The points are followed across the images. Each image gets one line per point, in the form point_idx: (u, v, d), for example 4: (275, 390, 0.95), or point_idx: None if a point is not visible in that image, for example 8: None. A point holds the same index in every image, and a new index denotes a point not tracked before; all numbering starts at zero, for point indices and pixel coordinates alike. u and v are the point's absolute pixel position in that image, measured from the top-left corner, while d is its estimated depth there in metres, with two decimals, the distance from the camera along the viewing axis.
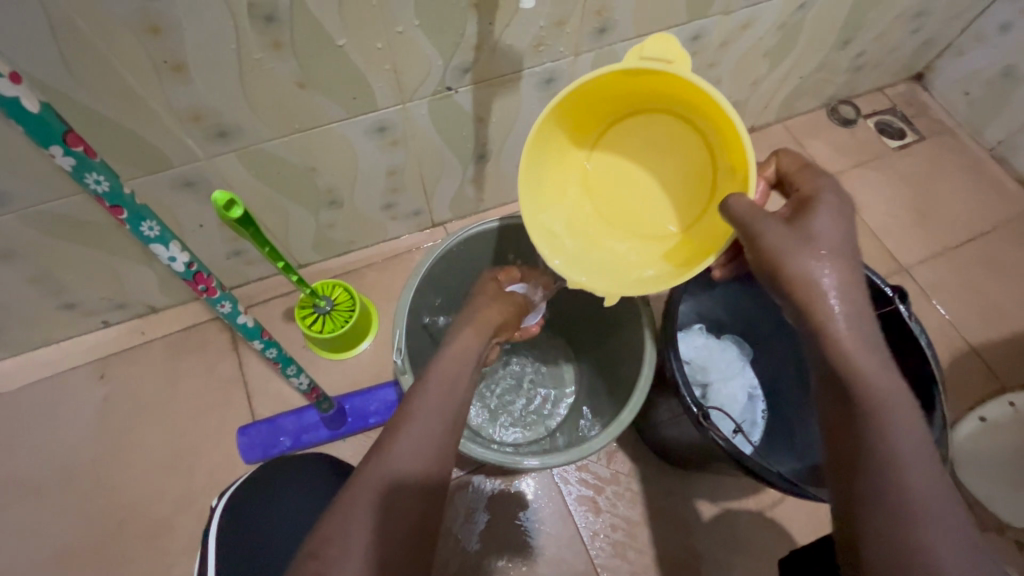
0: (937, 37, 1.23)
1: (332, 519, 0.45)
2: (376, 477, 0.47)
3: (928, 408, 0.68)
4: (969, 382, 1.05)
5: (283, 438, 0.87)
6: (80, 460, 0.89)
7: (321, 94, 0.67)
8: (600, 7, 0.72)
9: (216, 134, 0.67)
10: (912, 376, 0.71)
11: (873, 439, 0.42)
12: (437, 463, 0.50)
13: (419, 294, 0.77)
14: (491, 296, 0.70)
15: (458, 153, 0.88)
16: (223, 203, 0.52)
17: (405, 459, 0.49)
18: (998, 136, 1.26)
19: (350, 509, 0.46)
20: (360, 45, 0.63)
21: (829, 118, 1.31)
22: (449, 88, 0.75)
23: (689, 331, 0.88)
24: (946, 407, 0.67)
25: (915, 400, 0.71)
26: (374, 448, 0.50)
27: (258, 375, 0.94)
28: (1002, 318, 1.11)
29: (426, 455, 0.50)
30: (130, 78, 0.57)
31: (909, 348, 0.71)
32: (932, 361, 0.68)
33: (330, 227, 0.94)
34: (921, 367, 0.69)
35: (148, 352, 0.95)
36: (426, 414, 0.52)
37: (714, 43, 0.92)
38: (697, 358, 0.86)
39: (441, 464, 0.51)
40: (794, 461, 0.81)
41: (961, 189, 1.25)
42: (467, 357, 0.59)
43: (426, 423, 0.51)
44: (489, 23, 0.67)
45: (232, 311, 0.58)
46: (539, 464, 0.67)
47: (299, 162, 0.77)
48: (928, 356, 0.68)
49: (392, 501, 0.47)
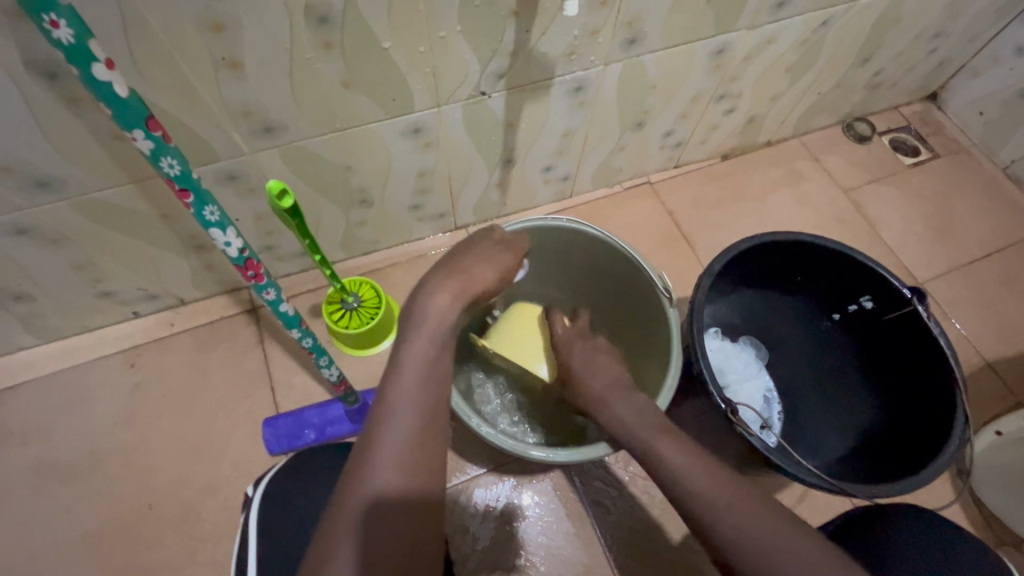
0: (953, 57, 1.26)
1: (317, 543, 0.45)
2: (354, 493, 0.47)
3: (952, 407, 0.68)
4: (984, 397, 1.05)
5: (308, 430, 0.89)
6: (107, 446, 0.90)
7: (363, 94, 0.70)
8: (632, 17, 0.75)
9: (262, 130, 0.70)
10: (932, 374, 0.72)
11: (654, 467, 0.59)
12: (425, 463, 0.50)
13: None
14: (484, 248, 0.65)
15: (487, 156, 0.91)
16: (276, 192, 0.53)
17: (385, 467, 0.48)
18: (1012, 156, 1.28)
19: (331, 529, 0.45)
20: (404, 48, 0.66)
21: (845, 134, 1.34)
22: (483, 93, 0.77)
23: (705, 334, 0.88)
24: (967, 402, 0.68)
25: (935, 398, 0.72)
26: (351, 463, 0.49)
27: (284, 368, 0.96)
28: (1018, 334, 1.12)
29: (407, 462, 0.49)
30: (189, 72, 0.59)
31: (928, 346, 0.73)
32: (952, 360, 0.69)
33: (360, 226, 0.96)
34: (939, 365, 0.71)
35: (177, 342, 0.97)
36: (404, 408, 0.51)
37: (738, 57, 0.94)
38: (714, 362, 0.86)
39: (426, 461, 0.50)
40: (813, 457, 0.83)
41: (976, 206, 1.27)
42: (422, 339, 0.55)
43: (399, 424, 0.50)
44: (526, 31, 0.70)
45: (276, 298, 0.60)
46: (544, 455, 0.68)
47: (337, 160, 0.79)
48: (948, 354, 0.70)
49: (378, 513, 0.46)
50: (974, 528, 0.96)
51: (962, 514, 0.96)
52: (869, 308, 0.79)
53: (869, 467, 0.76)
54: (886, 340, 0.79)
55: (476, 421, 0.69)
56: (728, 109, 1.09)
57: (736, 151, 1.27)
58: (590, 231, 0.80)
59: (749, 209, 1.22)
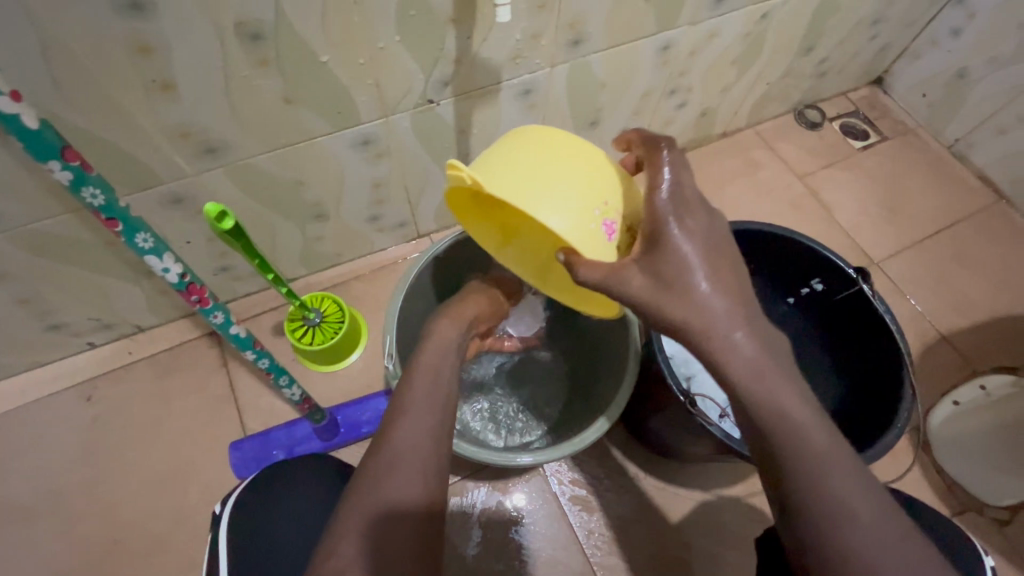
0: (894, 42, 1.30)
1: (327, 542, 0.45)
2: (365, 494, 0.47)
3: (899, 379, 0.70)
4: (942, 369, 1.08)
5: (276, 451, 0.87)
6: (69, 483, 0.87)
7: (306, 109, 0.69)
8: (573, 19, 0.76)
9: (205, 150, 0.69)
10: (882, 352, 0.74)
11: (810, 475, 0.42)
12: (434, 467, 0.51)
13: (407, 301, 0.78)
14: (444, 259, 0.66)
15: (442, 163, 0.91)
16: (214, 215, 0.52)
17: (397, 468, 0.49)
18: (956, 134, 1.33)
19: (342, 529, 0.46)
20: (343, 61, 0.65)
21: (797, 122, 1.37)
22: (430, 101, 0.77)
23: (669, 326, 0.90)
24: (914, 378, 0.69)
25: (886, 378, 0.73)
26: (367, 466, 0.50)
27: (250, 390, 0.94)
28: (970, 306, 1.16)
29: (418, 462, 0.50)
30: (120, 96, 0.58)
31: (875, 324, 0.75)
32: (898, 336, 0.72)
33: (319, 240, 0.95)
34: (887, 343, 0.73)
35: (137, 371, 0.94)
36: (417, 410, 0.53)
37: (684, 52, 0.96)
38: (677, 352, 0.88)
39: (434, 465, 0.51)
40: None
41: (925, 185, 1.31)
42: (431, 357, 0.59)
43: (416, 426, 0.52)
44: (467, 37, 0.70)
45: (225, 321, 0.59)
46: (534, 460, 0.68)
47: (286, 176, 0.78)
48: (893, 330, 0.72)
49: (395, 518, 0.47)
50: (938, 498, 0.97)
51: (924, 484, 0.98)
52: (820, 290, 0.82)
53: None
54: (842, 319, 0.81)
55: None
56: (680, 104, 1.11)
57: (692, 144, 1.29)
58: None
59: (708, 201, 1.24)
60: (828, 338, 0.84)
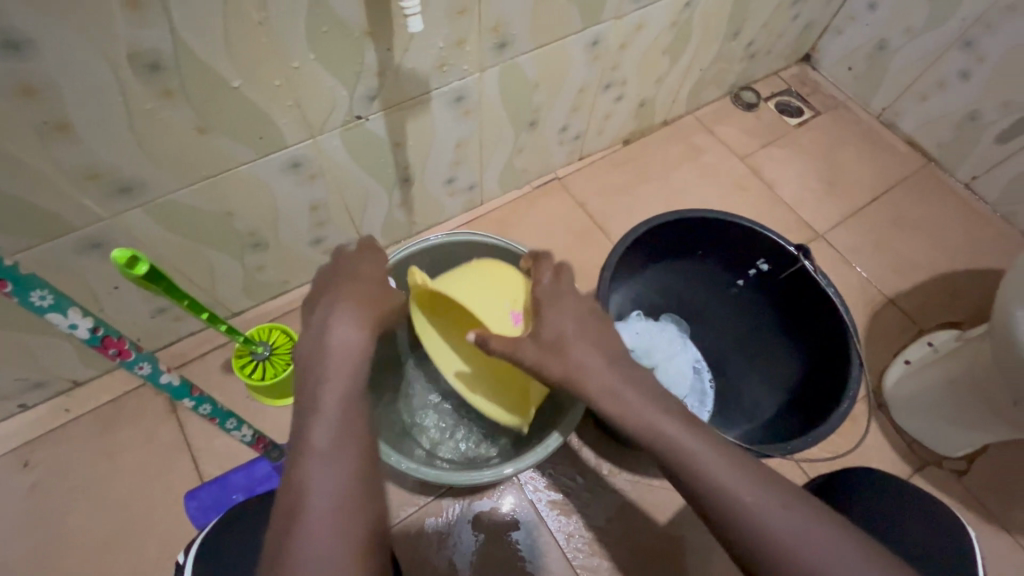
0: (816, 20, 1.34)
1: None
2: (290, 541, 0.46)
3: (846, 352, 0.75)
4: (891, 332, 1.12)
5: (236, 495, 0.84)
6: (11, 557, 0.81)
7: (224, 137, 0.66)
8: (496, 23, 0.75)
9: (118, 190, 0.65)
10: (828, 324, 0.78)
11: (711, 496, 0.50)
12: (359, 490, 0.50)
13: None
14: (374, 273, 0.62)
15: (381, 178, 0.88)
16: (124, 261, 0.49)
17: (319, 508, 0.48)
18: (882, 104, 1.38)
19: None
20: (257, 84, 0.62)
21: (733, 105, 1.40)
22: (359, 117, 0.75)
23: (627, 319, 0.87)
24: (860, 348, 0.74)
25: (833, 348, 0.77)
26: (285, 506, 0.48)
27: (203, 434, 0.89)
28: (911, 268, 1.20)
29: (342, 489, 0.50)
30: (10, 142, 0.54)
31: (818, 299, 0.79)
32: (842, 308, 0.76)
33: (261, 270, 0.91)
34: (832, 315, 0.77)
35: (78, 428, 0.88)
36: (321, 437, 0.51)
37: (614, 46, 0.96)
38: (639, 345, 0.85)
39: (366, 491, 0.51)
40: (744, 422, 0.85)
41: (859, 155, 1.36)
42: (338, 366, 0.54)
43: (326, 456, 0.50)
44: (387, 49, 0.68)
45: (153, 371, 0.55)
46: (513, 471, 0.69)
47: (214, 208, 0.74)
48: (836, 302, 0.76)
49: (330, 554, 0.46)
50: (899, 456, 1.00)
51: (886, 444, 1.01)
52: (766, 270, 0.84)
53: (797, 423, 0.78)
54: (791, 296, 0.83)
55: (396, 458, 0.68)
56: (617, 97, 1.12)
57: (636, 135, 1.30)
58: (490, 242, 0.83)
59: (656, 189, 1.26)
60: (775, 316, 0.86)
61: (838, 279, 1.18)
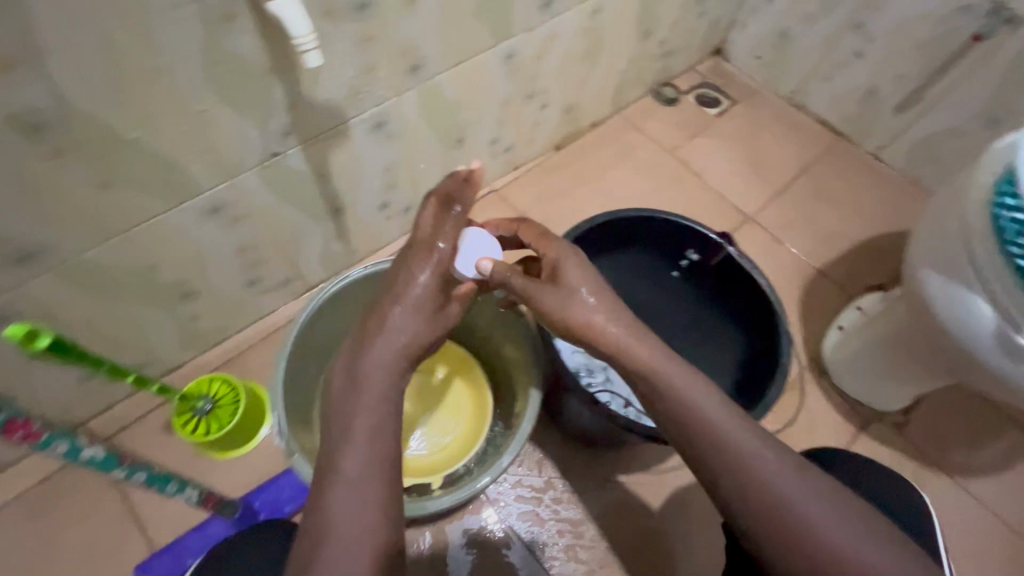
0: (721, 15, 1.41)
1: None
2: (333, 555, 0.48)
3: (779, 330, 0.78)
4: (825, 301, 1.18)
5: (190, 560, 0.80)
6: None
7: (130, 189, 0.64)
8: (405, 47, 0.75)
9: (18, 257, 0.61)
10: (758, 304, 0.82)
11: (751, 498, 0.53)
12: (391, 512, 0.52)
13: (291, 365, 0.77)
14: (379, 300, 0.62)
15: (311, 211, 0.87)
16: (20, 336, 0.49)
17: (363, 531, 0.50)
18: (792, 87, 1.46)
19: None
20: (158, 132, 0.60)
21: (656, 101, 1.45)
22: (276, 153, 0.73)
23: None
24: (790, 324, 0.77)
25: (766, 327, 0.81)
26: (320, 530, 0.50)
27: (150, 499, 0.85)
28: (835, 238, 1.27)
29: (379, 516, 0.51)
30: None
31: (745, 282, 0.83)
32: (769, 288, 0.79)
33: (195, 319, 0.88)
34: (759, 296, 0.81)
35: (8, 514, 0.82)
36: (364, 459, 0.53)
37: (530, 58, 0.98)
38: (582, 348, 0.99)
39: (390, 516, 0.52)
40: None
41: (776, 137, 1.43)
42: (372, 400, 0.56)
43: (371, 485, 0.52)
44: (294, 84, 0.67)
45: (73, 448, 0.52)
46: (484, 483, 0.72)
47: (131, 263, 0.71)
48: (763, 283, 0.80)
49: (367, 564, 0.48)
50: (845, 418, 1.05)
51: (831, 408, 1.06)
52: (696, 259, 0.87)
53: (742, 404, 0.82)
54: (720, 282, 0.87)
55: None
56: (542, 105, 1.14)
57: (567, 139, 1.33)
58: None
59: (591, 191, 1.28)
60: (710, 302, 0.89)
61: (771, 257, 1.24)
